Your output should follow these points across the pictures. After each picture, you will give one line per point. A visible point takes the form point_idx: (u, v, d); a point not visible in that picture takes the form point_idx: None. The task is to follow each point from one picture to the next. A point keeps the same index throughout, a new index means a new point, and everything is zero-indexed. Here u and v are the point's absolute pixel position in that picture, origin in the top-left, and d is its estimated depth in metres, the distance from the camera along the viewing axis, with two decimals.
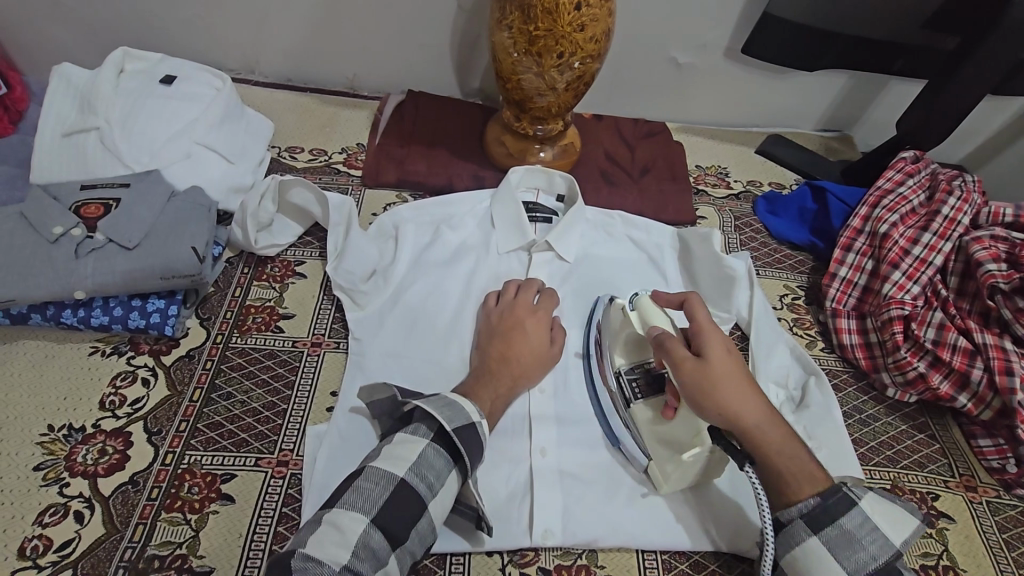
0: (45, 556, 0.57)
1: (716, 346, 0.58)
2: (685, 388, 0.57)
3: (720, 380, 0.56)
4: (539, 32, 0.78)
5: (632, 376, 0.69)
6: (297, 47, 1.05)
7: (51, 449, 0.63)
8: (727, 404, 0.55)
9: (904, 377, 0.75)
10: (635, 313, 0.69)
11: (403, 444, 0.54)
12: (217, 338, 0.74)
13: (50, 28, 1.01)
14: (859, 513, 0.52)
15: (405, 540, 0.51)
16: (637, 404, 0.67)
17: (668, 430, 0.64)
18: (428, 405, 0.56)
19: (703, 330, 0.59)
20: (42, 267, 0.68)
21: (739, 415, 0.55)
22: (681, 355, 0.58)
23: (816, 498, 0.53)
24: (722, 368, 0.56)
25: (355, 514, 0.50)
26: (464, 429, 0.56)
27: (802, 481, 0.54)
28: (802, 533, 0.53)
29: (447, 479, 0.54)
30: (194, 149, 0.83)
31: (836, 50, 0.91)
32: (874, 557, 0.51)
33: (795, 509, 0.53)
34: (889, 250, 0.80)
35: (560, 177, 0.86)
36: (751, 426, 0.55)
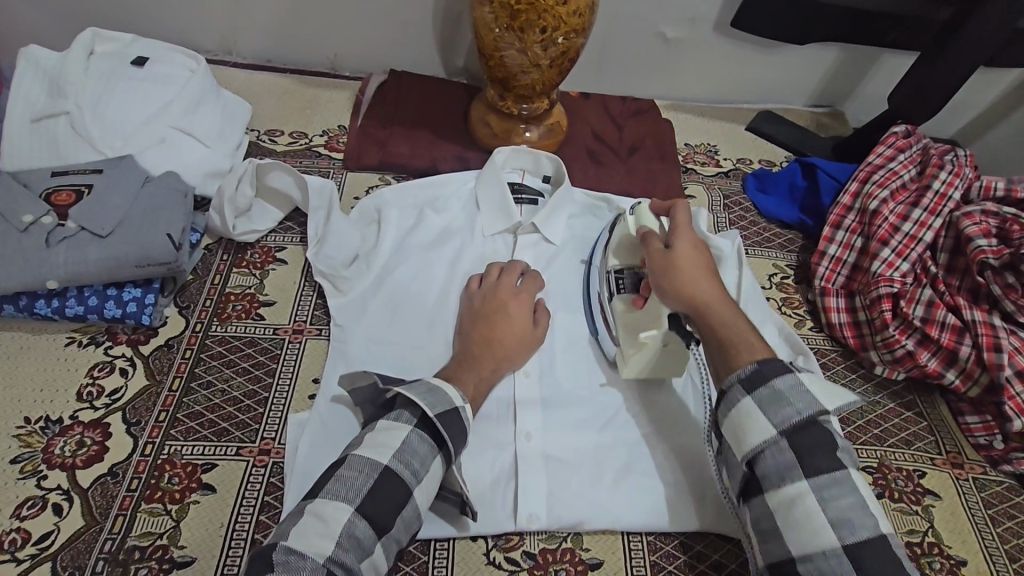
0: (24, 549, 0.56)
1: (683, 238, 0.65)
2: (653, 272, 0.65)
3: (681, 262, 0.63)
4: (521, 6, 0.76)
5: (619, 274, 0.74)
6: (275, 26, 1.02)
7: (27, 442, 0.62)
8: (680, 282, 0.62)
9: (893, 355, 0.74)
10: (631, 218, 0.75)
11: (387, 432, 0.53)
12: (196, 326, 0.73)
13: (17, 9, 0.98)
14: (792, 375, 0.53)
15: (389, 528, 0.50)
16: (618, 297, 0.72)
17: (635, 317, 0.70)
18: (410, 392, 0.55)
19: (676, 226, 0.67)
20: (12, 257, 0.66)
21: (691, 291, 0.61)
22: (654, 247, 0.66)
23: (754, 364, 0.54)
24: (686, 255, 0.64)
25: (339, 504, 0.49)
26: (447, 415, 0.55)
27: (745, 350, 0.57)
28: (738, 395, 0.54)
29: (432, 464, 0.53)
30: (168, 133, 0.81)
31: (826, 22, 0.89)
32: (800, 413, 0.51)
33: (734, 376, 0.55)
34: (878, 226, 0.79)
35: (546, 158, 0.84)
36: (704, 304, 0.60)
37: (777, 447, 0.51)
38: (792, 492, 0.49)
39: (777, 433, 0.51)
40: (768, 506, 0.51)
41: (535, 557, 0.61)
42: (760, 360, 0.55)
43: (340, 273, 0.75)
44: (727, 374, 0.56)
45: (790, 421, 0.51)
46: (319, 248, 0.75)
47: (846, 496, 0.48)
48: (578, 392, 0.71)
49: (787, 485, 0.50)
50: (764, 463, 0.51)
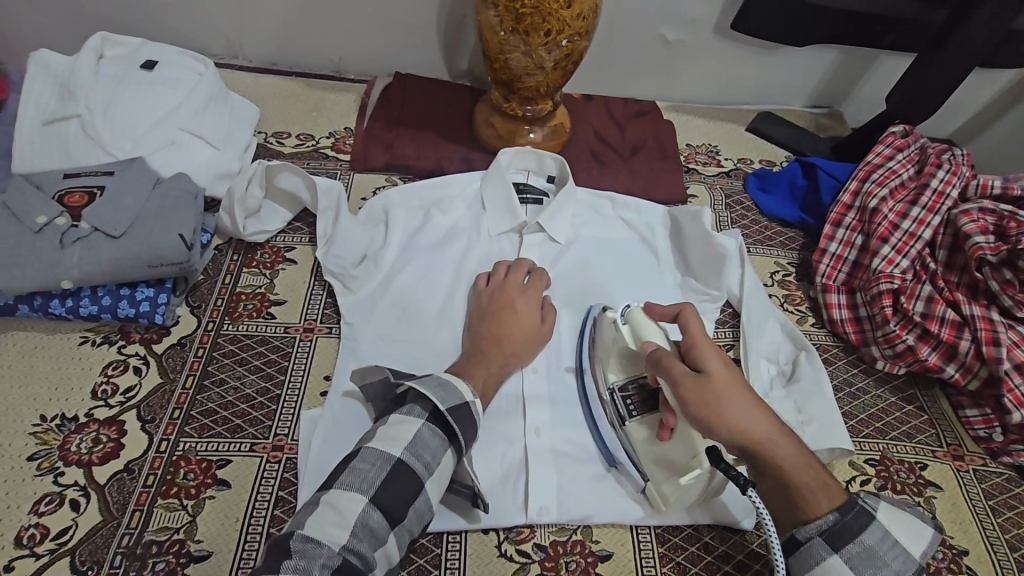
0: (43, 544, 0.57)
1: (712, 358, 0.57)
2: (693, 411, 0.56)
3: (718, 394, 0.55)
4: (526, 10, 0.77)
5: (625, 391, 0.67)
6: (281, 29, 1.04)
7: (44, 439, 0.63)
8: (726, 421, 0.54)
9: (894, 350, 0.75)
10: (627, 327, 0.67)
11: (399, 425, 0.55)
12: (208, 325, 0.74)
13: (25, 13, 0.99)
14: (878, 526, 0.52)
15: (402, 518, 0.51)
16: (633, 422, 0.65)
17: (663, 450, 0.63)
18: (421, 386, 0.56)
19: (696, 345, 0.58)
20: (26, 258, 0.67)
21: (746, 430, 0.54)
22: (681, 375, 0.57)
23: (834, 516, 0.52)
24: (721, 382, 0.56)
25: (353, 495, 0.50)
26: (457, 409, 0.56)
27: (817, 495, 0.53)
28: (822, 551, 0.51)
29: (443, 457, 0.55)
30: (178, 135, 0.82)
31: (824, 24, 0.90)
32: (897, 573, 0.51)
33: (813, 527, 0.52)
34: (878, 224, 0.81)
35: (551, 159, 0.85)
36: (764, 443, 0.54)
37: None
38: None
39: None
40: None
41: (545, 551, 0.62)
42: (840, 507, 0.52)
43: (350, 271, 0.76)
44: (802, 521, 0.53)
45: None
46: (328, 248, 0.76)
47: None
48: None
49: None
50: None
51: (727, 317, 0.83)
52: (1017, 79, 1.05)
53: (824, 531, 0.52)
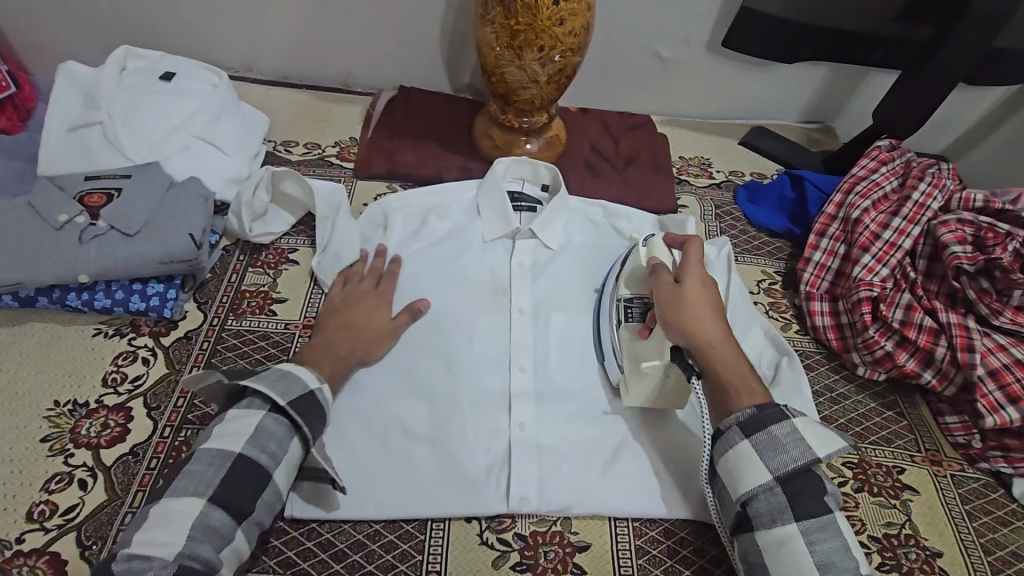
0: (51, 520, 0.60)
1: (694, 277, 0.68)
2: (661, 308, 0.66)
3: (688, 298, 0.66)
4: (519, 27, 0.81)
5: (630, 302, 0.75)
6: (293, 45, 1.09)
7: (56, 423, 0.67)
8: (682, 318, 0.64)
9: (873, 356, 0.77)
10: (644, 250, 0.76)
11: (238, 420, 0.58)
12: (213, 320, 0.78)
13: (60, 29, 1.06)
14: (789, 421, 0.57)
15: (249, 513, 0.56)
16: (625, 326, 0.73)
17: (640, 347, 0.70)
18: (260, 382, 0.59)
19: (687, 266, 0.70)
20: (48, 254, 0.72)
21: (699, 333, 0.63)
22: (664, 280, 0.69)
23: (752, 410, 0.59)
24: (694, 293, 0.67)
25: (190, 498, 0.53)
26: (300, 399, 0.60)
27: (745, 396, 0.60)
28: (736, 436, 0.58)
29: (290, 445, 0.59)
30: (193, 142, 0.87)
31: (811, 43, 0.94)
32: (794, 459, 0.55)
33: (732, 419, 0.59)
34: (860, 234, 0.83)
35: (544, 168, 0.90)
36: (709, 345, 0.63)
37: (770, 490, 0.55)
38: (781, 534, 0.54)
39: (772, 478, 0.55)
40: (758, 545, 0.55)
41: (525, 540, 0.64)
42: (759, 406, 0.59)
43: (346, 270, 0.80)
44: (727, 415, 0.60)
45: (785, 468, 0.55)
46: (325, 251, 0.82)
47: (830, 537, 0.53)
48: (573, 386, 0.75)
49: (777, 524, 0.54)
50: (758, 503, 0.55)
51: None
52: (1006, 97, 1.07)
53: (742, 423, 0.58)
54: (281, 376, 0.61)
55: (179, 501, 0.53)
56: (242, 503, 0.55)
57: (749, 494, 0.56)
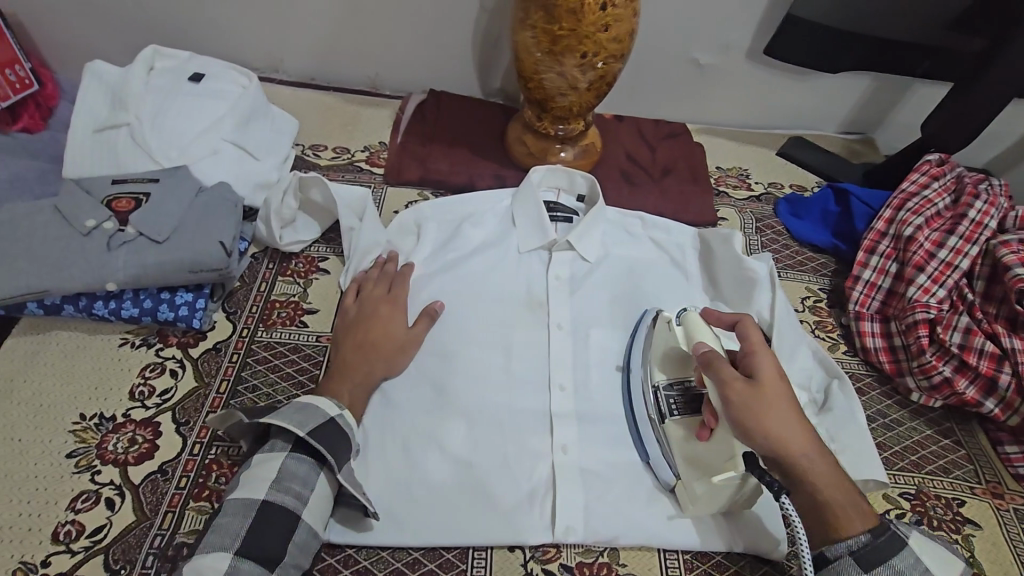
0: (78, 541, 0.58)
1: (766, 368, 0.59)
2: (737, 413, 0.57)
3: (767, 401, 0.57)
4: (562, 32, 0.78)
5: (669, 390, 0.68)
6: (321, 46, 1.07)
7: (82, 438, 0.64)
8: (766, 428, 0.56)
9: (930, 382, 0.74)
10: (680, 328, 0.69)
11: (261, 464, 0.57)
12: (243, 331, 0.75)
13: (83, 25, 1.04)
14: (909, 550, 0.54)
15: (280, 557, 0.54)
16: (671, 420, 0.66)
17: (697, 450, 0.63)
18: (279, 420, 0.58)
19: (753, 353, 0.61)
20: (75, 261, 0.69)
21: (790, 444, 0.56)
22: (731, 376, 0.59)
23: (866, 537, 0.54)
24: (770, 390, 0.58)
25: (219, 552, 0.52)
26: (320, 430, 0.58)
27: (854, 517, 0.55)
28: (852, 569, 0.53)
29: (315, 482, 0.58)
30: (221, 145, 0.85)
31: (859, 52, 0.91)
32: None
33: (844, 547, 0.54)
34: (913, 253, 0.80)
35: (581, 176, 0.86)
36: (802, 459, 0.56)
37: None
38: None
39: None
40: None
41: (572, 571, 0.62)
42: (874, 529, 0.54)
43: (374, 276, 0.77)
44: (833, 540, 0.55)
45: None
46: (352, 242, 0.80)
47: None
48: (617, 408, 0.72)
49: None
50: None
51: None
52: None
53: (855, 551, 0.54)
54: (300, 409, 0.60)
55: (208, 555, 0.52)
56: (272, 547, 0.53)
57: None
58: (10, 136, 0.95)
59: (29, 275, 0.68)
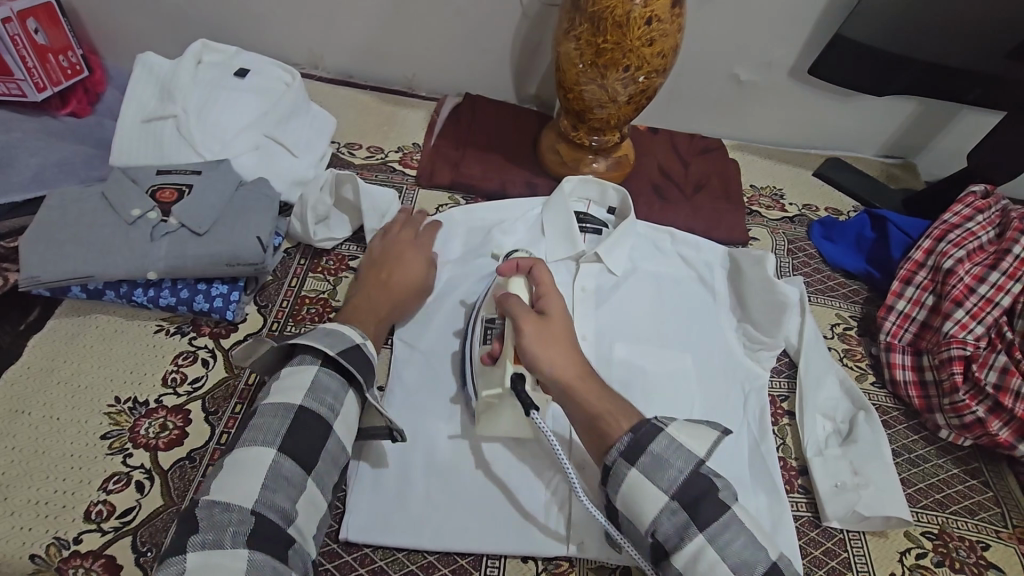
0: (108, 521, 0.60)
1: (553, 305, 0.64)
2: (524, 338, 0.60)
3: (554, 332, 0.61)
4: (607, 45, 0.78)
5: (491, 322, 0.69)
6: (362, 45, 1.08)
7: (116, 420, 0.67)
8: (549, 356, 0.59)
9: (961, 421, 0.72)
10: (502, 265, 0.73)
11: (294, 375, 0.61)
12: (273, 325, 0.77)
13: (134, 18, 1.06)
14: (664, 435, 0.54)
15: (316, 463, 0.57)
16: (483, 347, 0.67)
17: (486, 375, 0.65)
18: (309, 338, 0.62)
19: (543, 293, 0.65)
20: (120, 248, 0.71)
21: (563, 368, 0.59)
22: (526, 309, 0.62)
23: (628, 436, 0.54)
24: (554, 323, 0.62)
25: (261, 447, 0.55)
26: (349, 351, 0.63)
27: (619, 418, 0.56)
28: (624, 467, 0.53)
29: (345, 396, 0.62)
30: (262, 141, 0.87)
31: (908, 76, 0.89)
32: (682, 470, 0.52)
33: (615, 452, 0.54)
34: (952, 286, 0.78)
35: (614, 190, 0.87)
36: (574, 380, 0.58)
37: (670, 510, 0.51)
38: (694, 550, 0.50)
39: (671, 499, 0.52)
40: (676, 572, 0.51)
41: None
42: (634, 427, 0.55)
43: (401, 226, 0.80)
44: (607, 447, 0.55)
45: (677, 482, 0.52)
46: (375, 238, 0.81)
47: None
48: None
49: (686, 543, 0.50)
50: (663, 528, 0.52)
51: (782, 366, 0.81)
52: None
53: (624, 453, 0.54)
54: (328, 333, 0.64)
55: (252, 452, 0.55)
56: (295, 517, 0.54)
57: (652, 521, 0.52)
58: (59, 120, 0.98)
59: (76, 259, 0.70)
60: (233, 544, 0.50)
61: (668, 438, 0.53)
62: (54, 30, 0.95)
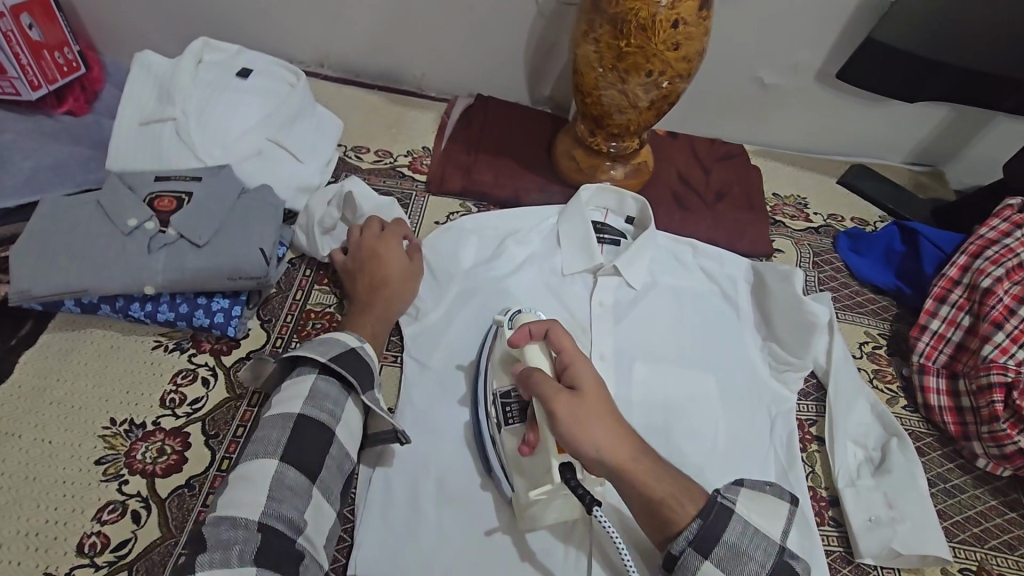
0: (103, 555, 0.57)
1: (584, 374, 0.57)
2: (562, 425, 0.53)
3: (590, 408, 0.55)
4: (629, 48, 0.74)
5: (508, 398, 0.64)
6: (369, 42, 1.03)
7: (112, 444, 0.63)
8: (594, 439, 0.53)
9: (1001, 450, 0.69)
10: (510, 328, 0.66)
11: (292, 387, 0.57)
12: (277, 341, 0.73)
13: (131, 12, 1.01)
14: (735, 522, 0.50)
15: (320, 471, 0.54)
16: (507, 431, 0.63)
17: (528, 465, 0.60)
18: (302, 347, 0.59)
19: (568, 362, 0.58)
20: (115, 261, 0.68)
21: (613, 453, 0.53)
22: (556, 388, 0.55)
23: (698, 522, 0.50)
24: (591, 397, 0.55)
25: (264, 459, 0.52)
26: (344, 357, 0.59)
27: (683, 500, 0.52)
28: (695, 559, 0.50)
29: (346, 403, 0.58)
30: (265, 146, 0.83)
31: (943, 82, 0.84)
32: (762, 564, 0.49)
33: (682, 539, 0.50)
34: (991, 307, 0.73)
35: (632, 199, 0.81)
36: (627, 463, 0.53)
37: None
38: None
39: None
40: None
41: None
42: (702, 512, 0.51)
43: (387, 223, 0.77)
44: (673, 535, 0.51)
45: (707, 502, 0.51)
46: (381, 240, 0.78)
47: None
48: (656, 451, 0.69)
49: None
50: None
51: (809, 387, 0.78)
52: None
53: (693, 541, 0.50)
54: (321, 342, 0.60)
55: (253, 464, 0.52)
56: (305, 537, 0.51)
57: None
58: (56, 120, 0.93)
59: (69, 273, 0.67)
60: (241, 563, 0.46)
61: (742, 523, 0.50)
62: (49, 26, 0.90)
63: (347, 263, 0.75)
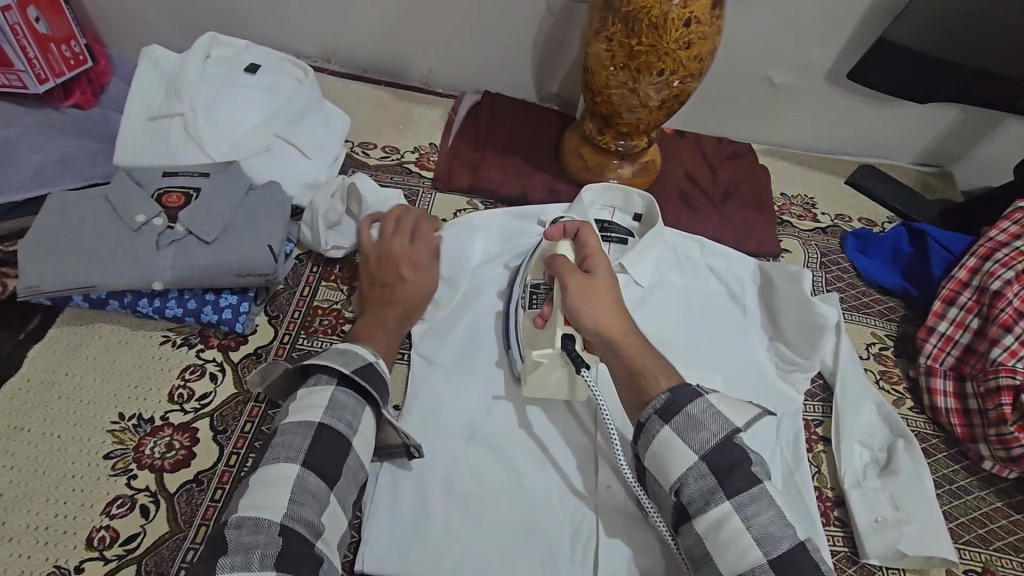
0: (111, 549, 0.57)
1: (599, 264, 0.63)
2: (568, 295, 0.60)
3: (597, 288, 0.60)
4: (641, 47, 0.73)
5: (536, 287, 0.69)
6: (377, 38, 1.03)
7: (120, 439, 0.63)
8: (593, 312, 0.58)
9: (1008, 453, 0.69)
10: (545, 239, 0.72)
11: (310, 396, 0.57)
12: (284, 337, 0.74)
13: (139, 6, 1.01)
14: (703, 399, 0.51)
15: (338, 478, 0.54)
16: (526, 312, 0.68)
17: (534, 337, 0.65)
18: (321, 357, 0.59)
19: (588, 255, 0.65)
20: (124, 257, 0.68)
21: (608, 326, 0.58)
22: (569, 268, 0.62)
23: (665, 394, 0.52)
24: (600, 281, 0.61)
25: (285, 465, 0.52)
26: (364, 370, 0.59)
27: (660, 378, 0.54)
28: (658, 425, 0.51)
29: (363, 415, 0.58)
30: (274, 142, 0.82)
31: (955, 85, 0.84)
32: (715, 436, 0.50)
33: (651, 407, 0.52)
34: (1000, 310, 0.73)
35: (640, 197, 0.81)
36: (618, 333, 0.57)
37: (698, 473, 0.49)
38: (718, 514, 0.48)
39: (700, 459, 0.49)
40: (699, 534, 0.48)
41: None
42: (672, 388, 0.52)
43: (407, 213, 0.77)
44: (643, 405, 0.54)
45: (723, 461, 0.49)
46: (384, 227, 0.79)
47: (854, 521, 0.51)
48: None
49: (710, 505, 0.48)
50: (689, 490, 0.49)
51: (816, 388, 0.78)
52: None
53: (659, 411, 0.52)
54: (340, 352, 0.60)
55: (274, 468, 0.52)
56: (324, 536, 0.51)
57: (677, 480, 0.50)
58: (63, 112, 0.93)
59: (78, 268, 0.67)
60: (262, 566, 0.46)
61: (706, 402, 0.51)
62: (56, 19, 0.90)
63: (364, 265, 0.75)
